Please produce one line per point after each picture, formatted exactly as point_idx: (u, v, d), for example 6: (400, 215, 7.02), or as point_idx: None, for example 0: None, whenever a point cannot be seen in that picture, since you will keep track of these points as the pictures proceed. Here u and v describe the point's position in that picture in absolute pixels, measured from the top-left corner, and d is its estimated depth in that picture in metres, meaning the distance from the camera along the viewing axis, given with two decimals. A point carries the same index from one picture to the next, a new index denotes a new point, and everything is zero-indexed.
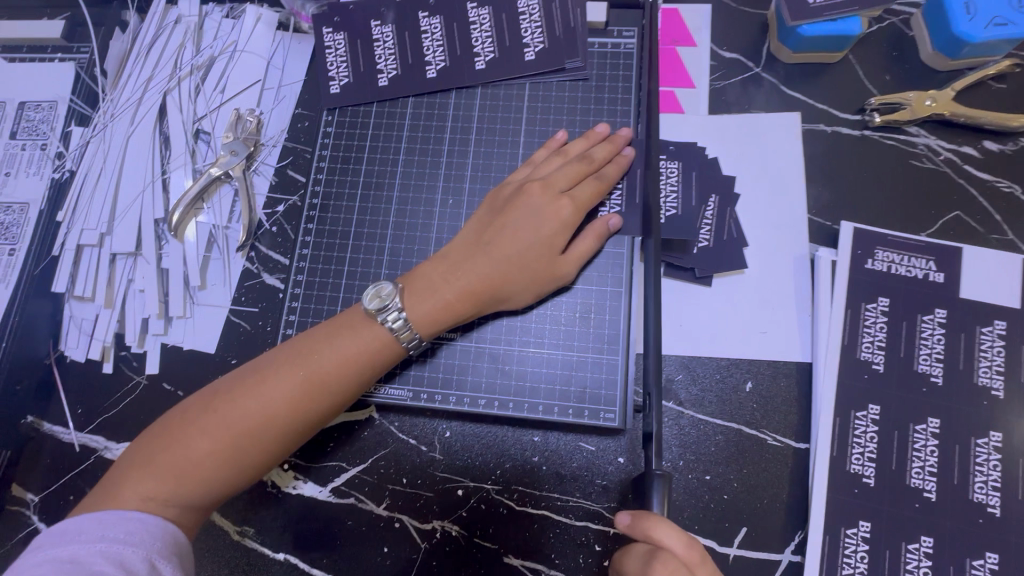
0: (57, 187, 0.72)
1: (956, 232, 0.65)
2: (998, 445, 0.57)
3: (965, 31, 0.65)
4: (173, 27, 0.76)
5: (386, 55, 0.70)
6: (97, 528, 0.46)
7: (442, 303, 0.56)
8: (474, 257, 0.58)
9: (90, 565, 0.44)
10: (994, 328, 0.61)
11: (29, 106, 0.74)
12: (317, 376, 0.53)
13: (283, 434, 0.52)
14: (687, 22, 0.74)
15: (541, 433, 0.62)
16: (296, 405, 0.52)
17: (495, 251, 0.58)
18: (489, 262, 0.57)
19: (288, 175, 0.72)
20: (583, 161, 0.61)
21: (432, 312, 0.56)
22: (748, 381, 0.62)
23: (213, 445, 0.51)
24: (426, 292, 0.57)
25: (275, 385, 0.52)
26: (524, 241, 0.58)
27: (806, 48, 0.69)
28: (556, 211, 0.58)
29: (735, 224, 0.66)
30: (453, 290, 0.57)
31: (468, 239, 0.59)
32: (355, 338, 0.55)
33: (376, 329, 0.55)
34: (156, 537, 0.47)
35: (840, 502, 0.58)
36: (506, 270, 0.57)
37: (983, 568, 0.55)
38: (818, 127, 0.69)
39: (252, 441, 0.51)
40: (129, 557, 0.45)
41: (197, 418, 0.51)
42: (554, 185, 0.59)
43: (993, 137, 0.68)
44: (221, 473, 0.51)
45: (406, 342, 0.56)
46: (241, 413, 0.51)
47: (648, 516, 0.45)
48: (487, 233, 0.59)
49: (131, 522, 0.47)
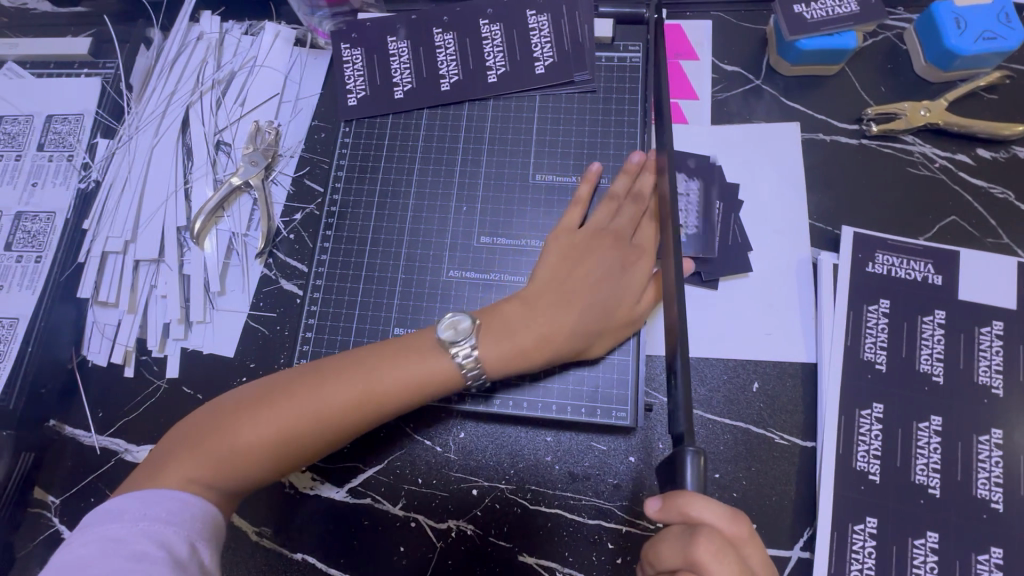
0: (83, 197, 0.74)
1: (953, 237, 0.67)
2: (999, 442, 0.59)
3: (956, 44, 0.68)
4: (195, 43, 0.79)
5: (402, 70, 0.73)
6: (139, 507, 0.47)
7: (517, 347, 0.57)
8: (557, 306, 0.59)
9: (133, 545, 0.45)
10: (992, 328, 0.62)
11: (55, 119, 0.77)
12: (376, 389, 0.54)
13: (331, 437, 0.54)
14: (689, 36, 0.77)
15: (553, 432, 0.64)
16: (349, 411, 0.54)
17: (581, 303, 0.59)
18: (575, 317, 0.58)
19: (305, 185, 0.74)
20: (638, 204, 0.64)
21: (503, 357, 0.57)
22: (755, 381, 0.64)
23: (262, 438, 0.52)
24: (502, 334, 0.58)
25: (332, 392, 0.54)
26: (606, 291, 0.60)
27: (804, 61, 0.72)
28: (632, 262, 0.61)
29: (739, 229, 0.68)
30: (532, 335, 0.58)
31: (551, 286, 0.60)
32: (415, 354, 0.56)
33: (445, 361, 0.56)
34: (194, 519, 0.48)
35: (847, 499, 0.59)
36: (586, 322, 0.59)
37: (988, 563, 0.56)
38: (817, 136, 0.72)
39: (298, 435, 0.53)
40: (170, 538, 0.46)
41: (251, 410, 0.53)
42: (622, 235, 0.62)
43: (986, 145, 0.70)
44: (264, 465, 0.53)
45: (471, 376, 0.57)
46: (294, 412, 0.53)
47: (681, 494, 0.44)
48: (567, 281, 0.60)
49: (173, 501, 0.48)
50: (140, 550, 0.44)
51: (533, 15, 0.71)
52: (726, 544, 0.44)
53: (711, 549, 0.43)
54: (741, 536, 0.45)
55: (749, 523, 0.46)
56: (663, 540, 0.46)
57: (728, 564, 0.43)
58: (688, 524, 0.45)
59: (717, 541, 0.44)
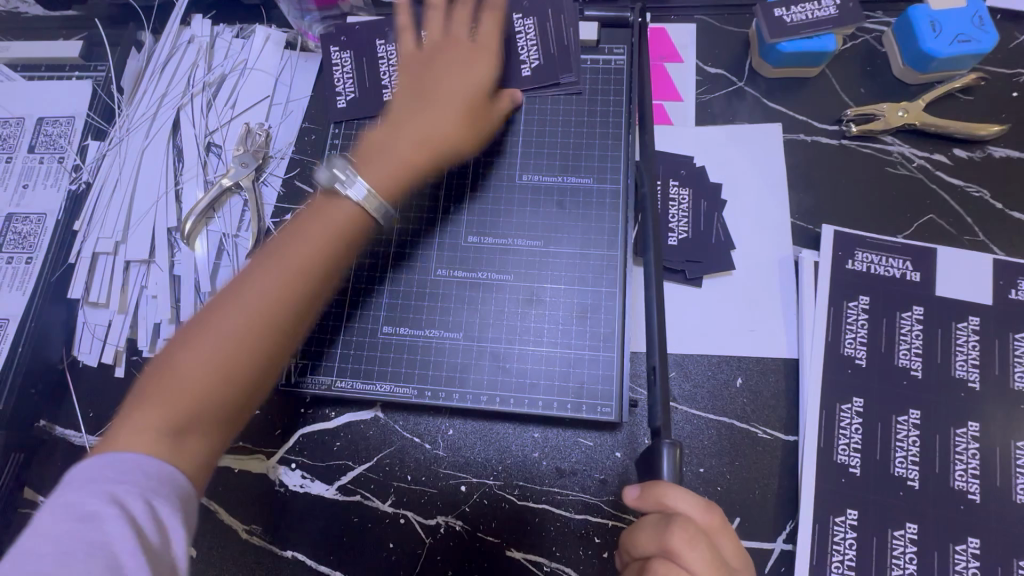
0: (74, 198, 0.74)
1: (931, 235, 0.69)
2: (976, 434, 0.60)
3: (932, 47, 0.70)
4: (186, 46, 0.80)
5: (390, 71, 0.74)
6: (85, 473, 0.40)
7: (399, 160, 0.57)
8: (417, 116, 0.60)
9: (81, 505, 0.38)
10: (969, 324, 0.64)
11: (46, 121, 0.77)
12: (293, 262, 0.50)
13: (275, 332, 0.49)
14: (674, 40, 0.79)
15: (540, 428, 0.65)
16: (279, 297, 0.49)
17: (435, 102, 0.60)
18: (433, 121, 0.60)
19: (295, 186, 0.75)
20: (466, 44, 0.64)
21: (389, 173, 0.56)
22: (738, 377, 0.65)
23: (205, 362, 0.46)
24: (379, 157, 0.57)
25: (253, 286, 0.49)
26: (451, 85, 0.62)
27: (786, 64, 0.74)
28: (475, 57, 0.64)
29: (722, 227, 0.70)
30: (409, 148, 0.58)
31: (405, 94, 0.61)
32: (321, 219, 0.53)
33: (343, 204, 0.53)
34: (150, 475, 0.41)
35: (828, 492, 0.60)
36: (449, 117, 0.61)
37: (966, 553, 0.57)
38: (798, 137, 0.73)
39: (239, 341, 0.47)
40: (121, 495, 0.39)
41: (181, 343, 0.47)
42: (460, 37, 0.64)
43: (963, 145, 0.72)
44: (219, 389, 0.46)
45: (376, 213, 0.54)
46: (222, 321, 0.48)
47: (658, 484, 0.47)
48: (422, 93, 0.61)
49: (125, 461, 0.41)
50: (91, 511, 0.38)
51: (519, 18, 0.70)
52: (699, 534, 0.45)
53: (684, 537, 0.45)
54: (716, 528, 0.47)
55: (724, 517, 0.48)
56: (639, 531, 0.48)
57: (700, 553, 0.44)
58: (664, 513, 0.47)
59: (690, 529, 0.45)
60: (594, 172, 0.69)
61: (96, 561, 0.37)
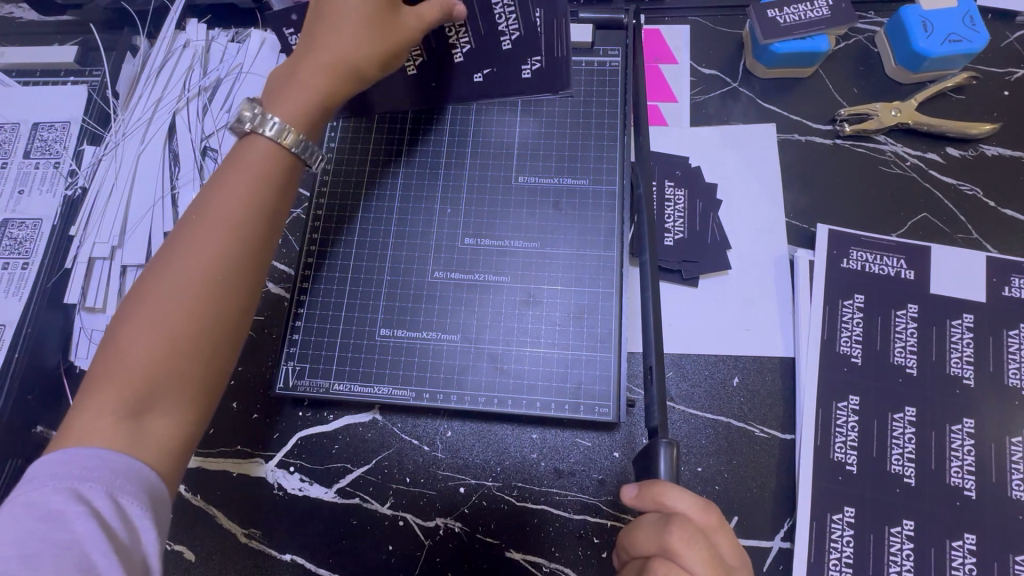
0: (69, 203, 0.74)
1: (926, 233, 0.69)
2: (971, 431, 0.61)
3: (924, 47, 0.70)
4: (182, 50, 0.80)
5: None
6: (48, 469, 0.40)
7: (301, 87, 0.52)
8: (320, 36, 0.54)
9: (48, 505, 0.38)
10: (963, 321, 0.64)
11: (42, 126, 0.77)
12: (220, 219, 0.47)
13: (216, 301, 0.46)
14: (669, 41, 0.79)
15: (538, 429, 0.65)
16: (214, 262, 0.46)
17: (335, 25, 0.53)
18: (334, 41, 0.53)
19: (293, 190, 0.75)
20: None
21: (292, 107, 0.52)
22: (736, 376, 0.65)
23: (146, 337, 0.44)
24: (284, 89, 0.53)
25: (183, 253, 0.46)
26: None
27: (779, 64, 0.74)
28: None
29: (717, 227, 0.70)
30: (310, 73, 0.53)
31: (310, 25, 0.55)
32: (245, 176, 0.49)
33: (260, 148, 0.50)
34: (118, 470, 0.40)
35: (825, 490, 0.60)
36: (353, 31, 0.53)
37: (962, 549, 0.58)
38: (793, 137, 0.74)
39: (179, 311, 0.45)
40: (87, 494, 0.39)
41: (120, 326, 0.44)
42: None
43: (956, 144, 0.72)
44: (168, 366, 0.44)
45: (295, 150, 0.51)
46: (157, 293, 0.45)
47: (656, 483, 0.48)
48: (326, 11, 0.54)
49: (88, 455, 0.40)
50: (57, 511, 0.38)
51: None
52: (697, 533, 0.45)
53: (682, 535, 0.45)
54: (714, 530, 0.47)
55: (722, 517, 0.48)
56: (638, 531, 0.48)
57: (700, 551, 0.44)
58: (662, 512, 0.47)
59: (689, 528, 0.45)
60: (590, 174, 0.69)
61: (65, 561, 0.37)
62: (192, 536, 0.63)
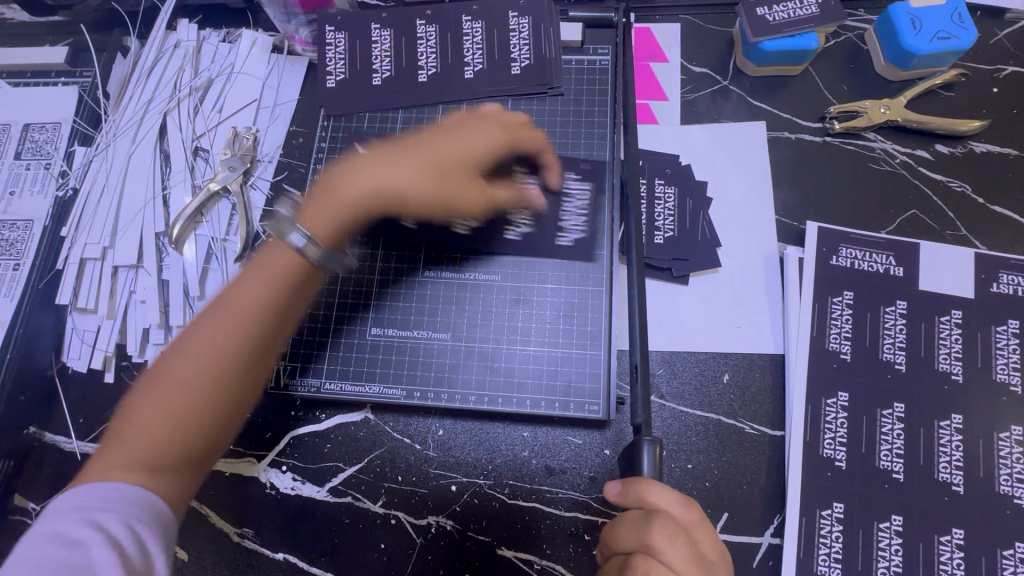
0: (61, 204, 0.74)
1: (914, 229, 0.70)
2: (959, 426, 0.61)
3: (913, 44, 0.70)
4: (172, 51, 0.80)
5: (383, 57, 0.74)
6: (71, 502, 0.44)
7: (343, 205, 0.58)
8: (383, 162, 0.60)
9: (68, 533, 0.42)
10: (952, 317, 0.65)
11: (33, 128, 0.77)
12: (243, 308, 0.52)
13: (233, 378, 0.51)
14: (659, 40, 0.79)
15: (530, 427, 0.65)
16: (232, 340, 0.51)
17: (403, 156, 0.60)
18: (386, 176, 0.59)
19: (283, 189, 0.75)
20: (468, 120, 0.63)
21: (324, 209, 0.58)
22: (726, 373, 0.66)
23: (165, 403, 0.49)
24: (330, 196, 0.58)
25: (203, 327, 0.51)
26: (444, 152, 0.60)
27: (769, 62, 0.74)
28: (480, 126, 0.61)
29: (708, 225, 0.70)
30: (358, 195, 0.58)
31: (383, 146, 0.62)
32: (273, 268, 0.54)
33: (287, 250, 0.55)
34: (135, 503, 0.45)
35: (815, 486, 0.61)
36: (414, 182, 0.59)
37: (950, 543, 0.58)
38: (783, 135, 0.74)
39: (196, 385, 0.49)
40: (107, 523, 0.43)
41: (143, 389, 0.50)
42: (477, 120, 0.63)
43: (945, 141, 0.73)
44: (185, 430, 0.49)
45: (319, 260, 0.55)
46: (178, 361, 0.50)
47: (638, 480, 0.48)
48: (403, 146, 0.61)
49: (109, 490, 0.45)
50: (74, 538, 0.42)
51: (514, 17, 0.73)
52: (679, 530, 0.46)
53: (665, 534, 0.45)
54: (693, 526, 0.48)
55: (704, 516, 0.49)
56: (620, 526, 0.49)
57: (680, 548, 0.45)
58: (645, 509, 0.47)
59: (671, 525, 0.46)
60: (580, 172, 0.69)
61: None
62: (184, 535, 0.64)
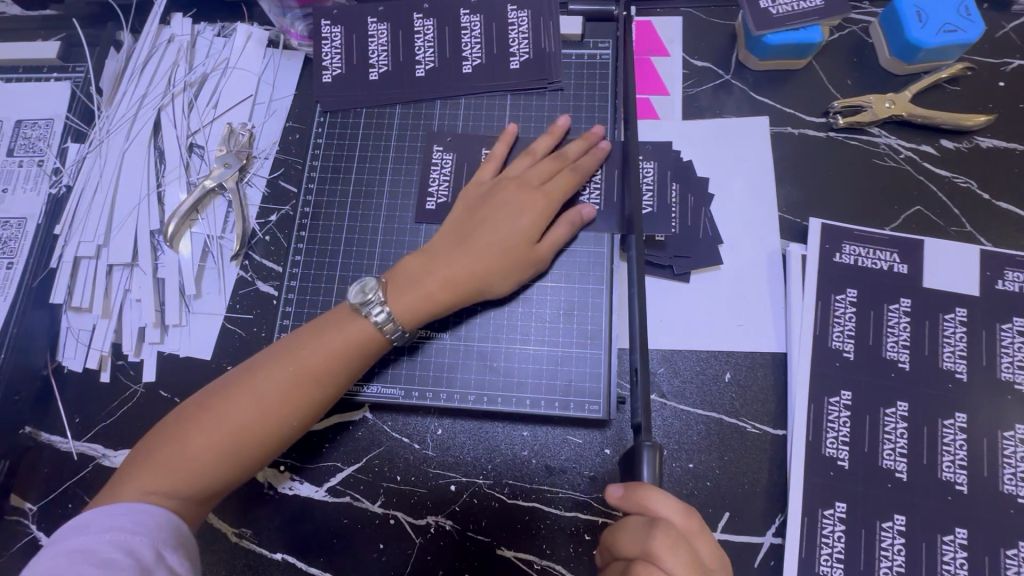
0: (54, 202, 0.73)
1: (919, 226, 0.69)
2: (963, 425, 0.61)
3: (918, 38, 0.69)
4: (166, 46, 0.79)
5: (379, 51, 0.73)
6: (105, 519, 0.47)
7: (425, 293, 0.59)
8: (454, 250, 0.61)
9: (100, 553, 0.45)
10: (956, 315, 0.64)
11: (25, 124, 0.76)
12: (306, 369, 0.55)
13: (278, 432, 0.54)
14: (660, 33, 0.78)
15: (530, 427, 0.65)
16: (286, 398, 0.54)
17: (478, 244, 0.61)
18: (463, 262, 0.60)
19: (280, 186, 0.74)
20: (528, 184, 0.63)
21: (418, 302, 0.58)
22: (728, 372, 0.65)
23: (211, 442, 0.52)
24: (409, 285, 0.59)
25: (267, 383, 0.54)
26: (502, 231, 0.61)
27: (772, 56, 0.73)
28: (532, 203, 0.62)
29: (710, 223, 0.69)
30: (435, 281, 0.59)
31: (450, 234, 0.62)
32: (345, 339, 0.56)
33: (361, 323, 0.57)
34: (162, 527, 0.48)
35: (817, 485, 0.60)
36: (487, 261, 0.60)
37: (953, 543, 0.57)
38: (786, 130, 0.73)
39: (245, 433, 0.53)
40: (136, 547, 0.46)
41: (193, 418, 0.53)
42: (528, 182, 0.64)
43: (950, 136, 0.72)
44: (222, 469, 0.52)
45: (391, 334, 0.58)
46: (237, 413, 0.53)
47: (642, 488, 0.47)
48: (467, 227, 0.62)
49: (140, 512, 0.48)
50: (105, 558, 0.45)
51: (513, 10, 0.71)
52: (680, 540, 0.46)
53: (667, 543, 0.46)
54: (692, 534, 0.47)
55: (704, 524, 0.49)
56: (622, 531, 0.48)
57: (681, 557, 0.46)
58: (648, 517, 0.47)
59: (674, 536, 0.46)
60: None
61: None
62: None
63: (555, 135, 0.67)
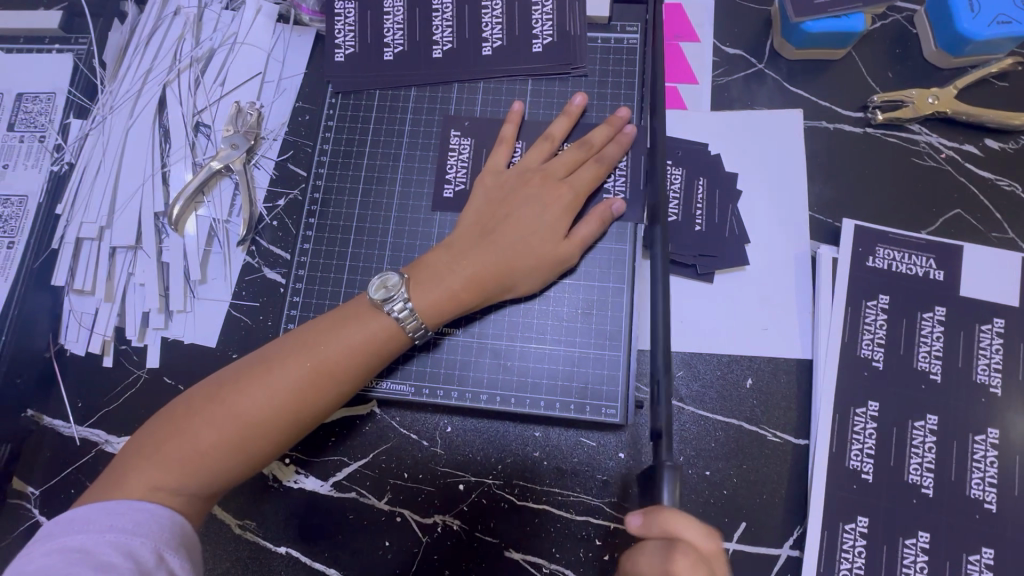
0: (56, 179, 0.71)
1: (957, 230, 0.65)
2: (995, 441, 0.58)
3: (969, 29, 0.65)
4: (172, 18, 0.75)
5: (395, 30, 0.69)
6: (104, 517, 0.45)
7: (449, 292, 0.56)
8: (479, 246, 0.58)
9: (98, 555, 0.43)
10: (993, 326, 0.61)
11: (26, 98, 0.74)
12: (322, 365, 0.52)
13: (291, 429, 0.52)
14: (690, 17, 0.74)
15: (542, 427, 0.63)
16: (301, 394, 0.51)
17: (500, 240, 0.58)
18: (488, 259, 0.57)
19: (289, 169, 0.71)
20: (552, 174, 0.61)
21: (439, 300, 0.56)
22: (749, 378, 0.63)
23: (220, 437, 0.50)
24: (432, 282, 0.56)
25: (280, 377, 0.51)
26: (528, 227, 0.58)
27: (809, 45, 0.69)
28: (558, 198, 0.59)
29: (737, 221, 0.66)
30: (459, 279, 0.57)
31: (471, 229, 0.59)
32: (362, 333, 0.54)
33: (382, 319, 0.54)
34: (163, 529, 0.46)
35: (839, 498, 0.58)
36: (514, 258, 0.58)
37: (978, 563, 0.55)
38: (820, 124, 0.69)
39: (257, 429, 0.51)
40: (136, 549, 0.44)
41: (203, 408, 0.51)
42: (552, 173, 0.61)
43: (995, 135, 0.68)
44: (230, 465, 0.50)
45: (412, 331, 0.55)
46: (248, 406, 0.50)
47: (665, 512, 0.45)
48: (492, 221, 0.59)
49: (140, 512, 0.46)
50: (105, 562, 0.42)
51: None
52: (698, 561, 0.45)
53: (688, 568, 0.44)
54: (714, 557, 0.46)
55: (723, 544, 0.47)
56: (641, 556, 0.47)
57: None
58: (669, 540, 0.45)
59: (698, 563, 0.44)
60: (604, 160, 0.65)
61: None
62: None
63: (571, 118, 0.64)
